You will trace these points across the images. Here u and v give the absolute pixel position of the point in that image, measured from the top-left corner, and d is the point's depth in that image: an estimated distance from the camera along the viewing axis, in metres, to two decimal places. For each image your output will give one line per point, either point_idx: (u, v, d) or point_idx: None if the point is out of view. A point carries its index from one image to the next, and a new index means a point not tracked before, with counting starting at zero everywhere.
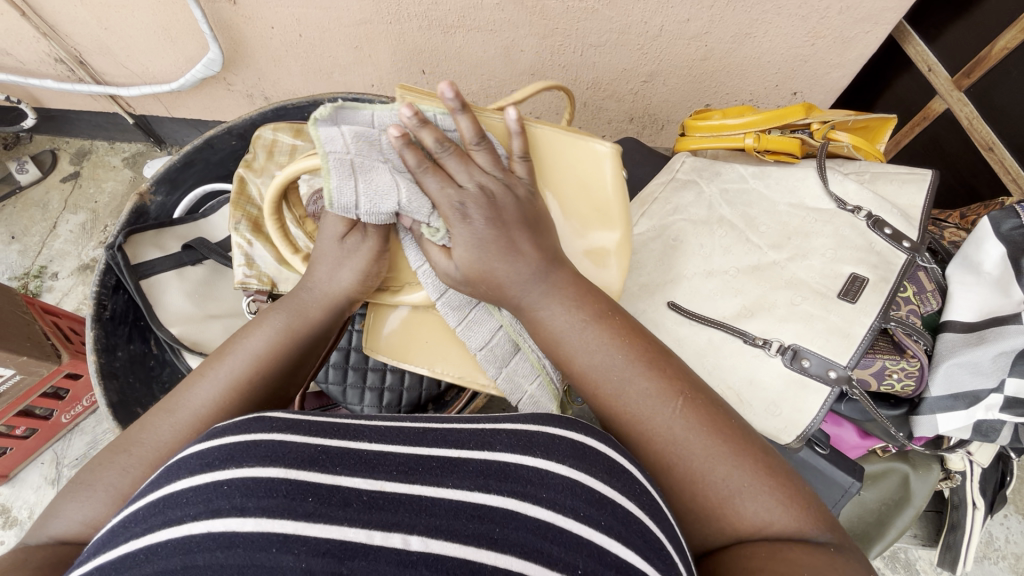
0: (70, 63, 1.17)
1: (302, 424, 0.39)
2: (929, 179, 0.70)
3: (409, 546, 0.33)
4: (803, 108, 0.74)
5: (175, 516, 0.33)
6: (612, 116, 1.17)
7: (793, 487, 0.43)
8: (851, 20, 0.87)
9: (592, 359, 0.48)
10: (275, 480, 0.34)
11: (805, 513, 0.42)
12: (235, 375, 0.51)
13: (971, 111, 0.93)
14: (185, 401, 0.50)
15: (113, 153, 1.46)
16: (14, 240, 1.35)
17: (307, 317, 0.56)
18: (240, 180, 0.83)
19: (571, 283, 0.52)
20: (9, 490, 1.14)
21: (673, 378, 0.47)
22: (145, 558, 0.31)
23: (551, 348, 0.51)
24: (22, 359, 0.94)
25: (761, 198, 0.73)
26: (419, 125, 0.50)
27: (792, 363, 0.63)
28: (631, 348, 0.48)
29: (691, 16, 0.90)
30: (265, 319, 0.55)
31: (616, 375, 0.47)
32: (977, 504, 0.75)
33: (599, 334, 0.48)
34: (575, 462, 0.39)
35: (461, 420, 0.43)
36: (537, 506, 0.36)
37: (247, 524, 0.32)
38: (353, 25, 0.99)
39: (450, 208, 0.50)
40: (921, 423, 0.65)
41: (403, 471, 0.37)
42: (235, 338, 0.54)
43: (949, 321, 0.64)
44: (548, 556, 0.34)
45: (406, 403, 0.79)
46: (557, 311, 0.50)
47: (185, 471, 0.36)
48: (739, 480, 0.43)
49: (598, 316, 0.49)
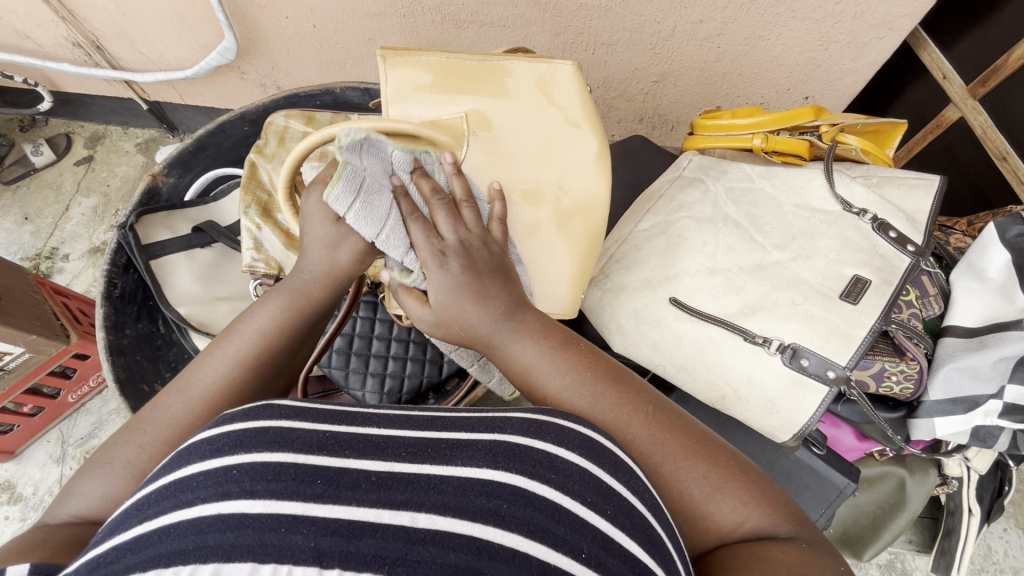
0: (88, 47, 1.19)
1: (310, 411, 0.40)
2: (937, 185, 0.69)
3: (417, 523, 0.33)
4: (812, 111, 0.74)
5: (187, 499, 0.34)
6: (622, 115, 1.18)
7: (768, 491, 0.44)
8: (865, 25, 0.87)
9: (556, 386, 0.48)
10: (284, 463, 0.35)
11: (778, 511, 0.43)
12: (240, 353, 0.52)
13: (985, 120, 0.93)
14: (195, 379, 0.50)
15: (127, 139, 1.48)
16: (27, 221, 1.37)
17: (311, 297, 0.55)
18: (252, 165, 0.84)
19: (540, 320, 0.53)
20: (15, 466, 1.15)
21: (635, 396, 0.47)
22: (159, 538, 0.32)
23: (520, 381, 0.51)
24: (32, 337, 0.95)
25: (767, 198, 0.73)
26: (417, 176, 0.56)
27: (792, 361, 0.63)
28: (592, 373, 0.48)
29: (704, 18, 0.90)
30: (268, 300, 0.54)
31: (580, 397, 0.47)
32: (973, 511, 0.76)
33: (563, 361, 0.49)
34: (583, 451, 0.40)
35: (469, 408, 0.44)
36: (545, 486, 0.37)
37: (257, 505, 0.33)
38: (366, 18, 1.00)
39: (431, 255, 0.52)
40: (919, 426, 0.65)
41: (414, 453, 0.38)
42: (241, 320, 0.54)
43: (950, 326, 0.64)
44: (554, 537, 0.34)
45: (407, 391, 0.80)
46: (524, 346, 0.51)
47: (196, 456, 0.36)
48: (709, 484, 0.43)
49: (558, 345, 0.50)
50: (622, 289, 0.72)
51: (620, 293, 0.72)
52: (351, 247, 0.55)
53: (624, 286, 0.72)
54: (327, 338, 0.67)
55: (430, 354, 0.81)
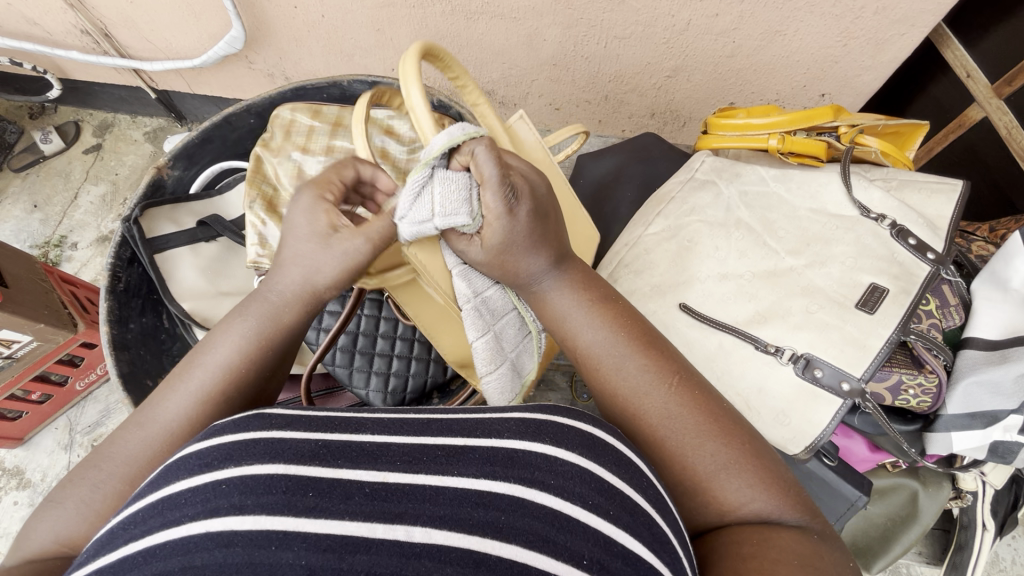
0: (95, 35, 1.18)
1: (304, 418, 0.39)
2: (959, 190, 0.67)
3: (412, 538, 0.33)
4: (831, 110, 0.72)
5: (175, 518, 0.33)
6: (634, 110, 1.15)
7: (775, 473, 0.44)
8: (887, 21, 0.84)
9: (589, 339, 0.51)
10: (274, 477, 0.34)
11: (783, 497, 0.43)
12: (203, 389, 0.48)
13: (1011, 121, 0.90)
14: (157, 415, 0.47)
15: (135, 127, 1.47)
16: (37, 208, 1.37)
17: (277, 316, 0.51)
18: (257, 159, 0.83)
19: (579, 275, 0.55)
20: (24, 453, 1.16)
21: (666, 356, 0.49)
22: (144, 560, 0.31)
23: (555, 327, 0.54)
24: (40, 327, 0.95)
25: (782, 201, 0.71)
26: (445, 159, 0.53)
27: (804, 372, 0.62)
28: (627, 328, 0.50)
29: (720, 11, 0.87)
30: (229, 329, 0.50)
31: (618, 346, 0.49)
32: (987, 526, 0.74)
33: (599, 313, 0.51)
34: (584, 451, 0.39)
35: (467, 409, 0.42)
36: (544, 494, 0.36)
37: (247, 523, 0.32)
38: (374, 8, 0.98)
39: (506, 194, 0.49)
40: (935, 441, 0.63)
41: (407, 462, 0.37)
42: (200, 352, 0.50)
43: (972, 338, 0.62)
44: (555, 544, 0.34)
45: (411, 390, 0.79)
46: (562, 295, 0.53)
47: (184, 471, 0.35)
48: (715, 457, 0.44)
49: (597, 299, 0.52)
50: (631, 294, 0.70)
51: (629, 297, 0.70)
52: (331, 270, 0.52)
53: (633, 290, 0.70)
54: (332, 337, 0.66)
55: (434, 352, 0.80)
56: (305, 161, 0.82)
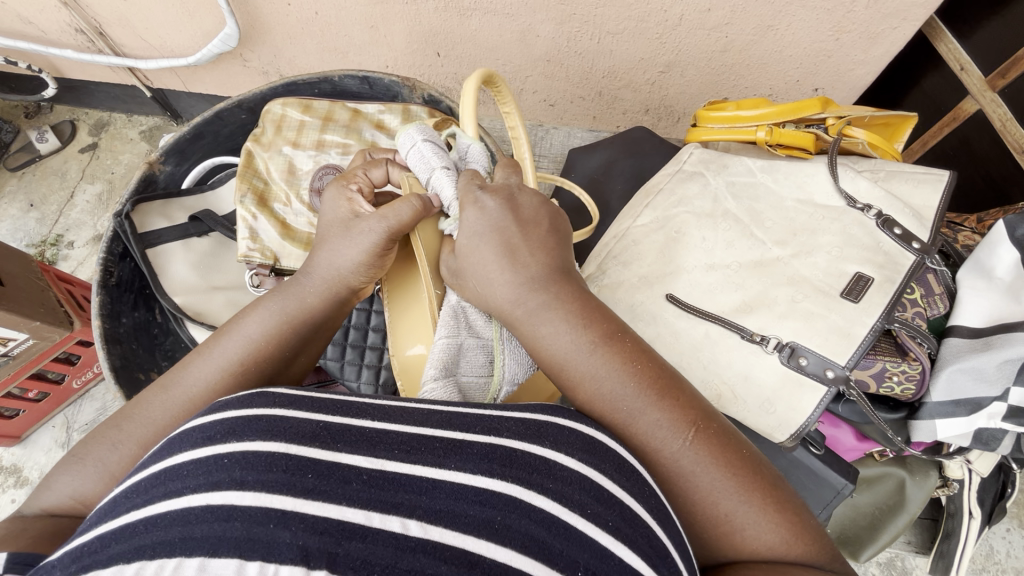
0: (90, 34, 1.18)
1: (306, 400, 0.39)
2: (946, 180, 0.68)
3: (408, 531, 0.33)
4: (819, 102, 0.72)
5: (175, 489, 0.33)
6: (628, 107, 1.16)
7: (800, 519, 0.42)
8: (878, 15, 0.84)
9: (598, 388, 0.45)
10: (275, 455, 0.35)
11: (813, 546, 0.42)
12: (226, 358, 0.49)
13: (1004, 112, 0.91)
14: (180, 380, 0.48)
15: (131, 126, 1.48)
16: (33, 208, 1.37)
17: (307, 305, 0.52)
18: (248, 154, 0.83)
19: (576, 295, 0.47)
20: (21, 451, 1.17)
21: (683, 405, 0.44)
22: (145, 528, 0.31)
23: (553, 370, 0.47)
24: (35, 324, 0.95)
25: (769, 192, 0.71)
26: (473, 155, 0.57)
27: (789, 360, 0.62)
28: (637, 372, 0.45)
29: (712, 6, 0.87)
30: (263, 304, 0.52)
31: (630, 400, 0.44)
32: (973, 513, 0.75)
33: (608, 357, 0.45)
34: (585, 456, 0.39)
35: (469, 402, 0.43)
36: (543, 497, 0.36)
37: (246, 498, 0.32)
38: (367, 5, 0.98)
39: (470, 192, 0.51)
40: (919, 428, 0.63)
41: (404, 451, 0.37)
42: (233, 324, 0.51)
43: (956, 326, 0.63)
44: (550, 551, 0.34)
45: (402, 383, 0.79)
46: (562, 332, 0.46)
47: (187, 444, 0.36)
48: (742, 511, 0.41)
49: (605, 338, 0.46)
50: (619, 285, 0.70)
51: (617, 289, 0.70)
52: (350, 255, 0.52)
53: (621, 282, 0.71)
54: None
55: None
56: (295, 155, 0.83)
